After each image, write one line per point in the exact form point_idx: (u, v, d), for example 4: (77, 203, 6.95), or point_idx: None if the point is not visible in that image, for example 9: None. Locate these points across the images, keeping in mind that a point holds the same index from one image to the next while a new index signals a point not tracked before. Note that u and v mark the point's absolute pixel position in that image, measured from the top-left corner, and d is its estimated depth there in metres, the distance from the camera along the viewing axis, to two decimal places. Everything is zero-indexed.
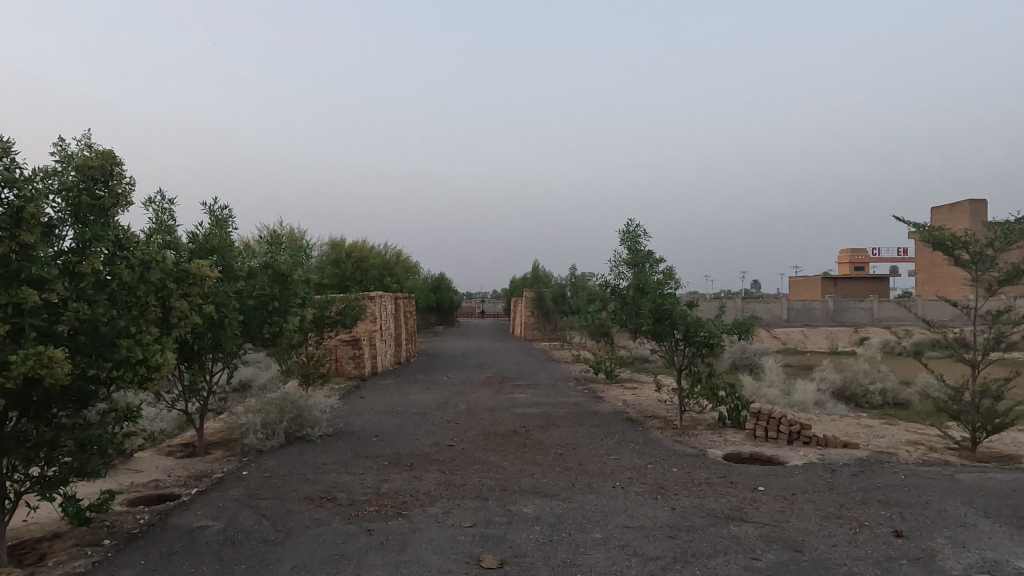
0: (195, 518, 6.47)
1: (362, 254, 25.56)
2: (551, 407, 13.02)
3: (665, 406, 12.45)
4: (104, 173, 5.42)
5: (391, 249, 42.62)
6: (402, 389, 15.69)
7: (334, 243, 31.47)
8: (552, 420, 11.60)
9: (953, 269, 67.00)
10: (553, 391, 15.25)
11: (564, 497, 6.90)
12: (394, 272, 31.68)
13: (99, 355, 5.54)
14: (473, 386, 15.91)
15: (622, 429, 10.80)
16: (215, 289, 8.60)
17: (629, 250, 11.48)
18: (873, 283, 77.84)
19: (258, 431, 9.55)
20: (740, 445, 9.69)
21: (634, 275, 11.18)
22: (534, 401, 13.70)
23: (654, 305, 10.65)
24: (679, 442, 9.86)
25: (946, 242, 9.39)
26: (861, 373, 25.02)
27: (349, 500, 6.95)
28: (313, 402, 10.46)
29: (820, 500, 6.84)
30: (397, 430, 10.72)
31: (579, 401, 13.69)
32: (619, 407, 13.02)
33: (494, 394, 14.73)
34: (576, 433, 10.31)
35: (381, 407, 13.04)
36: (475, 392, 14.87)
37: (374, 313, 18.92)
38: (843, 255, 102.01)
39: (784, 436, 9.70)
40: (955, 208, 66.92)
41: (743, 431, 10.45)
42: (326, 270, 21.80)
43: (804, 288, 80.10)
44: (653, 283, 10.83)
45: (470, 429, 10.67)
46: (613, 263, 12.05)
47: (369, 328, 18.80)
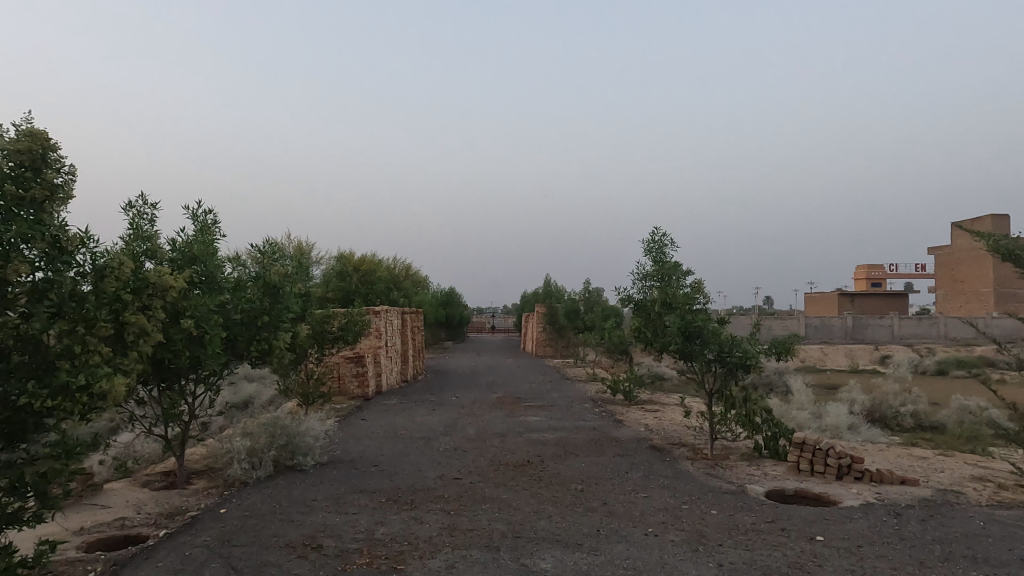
0: (154, 571, 5.50)
1: (368, 268, 24.72)
2: (568, 432, 11.99)
3: (692, 433, 11.38)
4: (36, 159, 4.51)
5: (400, 264, 41.96)
6: (407, 411, 14.69)
7: (341, 256, 30.76)
8: (569, 447, 10.56)
9: (975, 287, 65.26)
10: (569, 413, 14.20)
11: (588, 548, 5.87)
12: (403, 286, 30.90)
13: (33, 380, 4.60)
14: (483, 407, 14.91)
15: (647, 459, 9.75)
16: (195, 303, 7.70)
17: (653, 262, 10.50)
18: (890, 300, 76.42)
19: (243, 461, 8.61)
20: (782, 480, 8.62)
21: (659, 289, 10.19)
22: (549, 425, 12.68)
23: (683, 322, 9.62)
24: (713, 476, 8.80)
25: (1017, 253, 8.30)
26: (891, 394, 23.82)
27: (337, 548, 5.95)
28: (306, 427, 9.48)
29: (893, 554, 5.77)
30: (398, 458, 9.73)
31: (597, 425, 12.63)
32: (641, 432, 11.97)
33: (505, 416, 13.71)
34: (596, 464, 9.28)
35: (383, 431, 12.07)
36: (484, 415, 13.86)
37: (379, 328, 18.00)
38: (859, 272, 100.47)
39: (832, 470, 8.61)
40: (976, 224, 65.60)
41: (784, 463, 9.37)
42: (331, 283, 20.94)
43: (821, 303, 78.81)
44: (681, 298, 9.84)
45: (478, 458, 9.66)
46: (636, 275, 11.03)
47: (374, 344, 17.89)
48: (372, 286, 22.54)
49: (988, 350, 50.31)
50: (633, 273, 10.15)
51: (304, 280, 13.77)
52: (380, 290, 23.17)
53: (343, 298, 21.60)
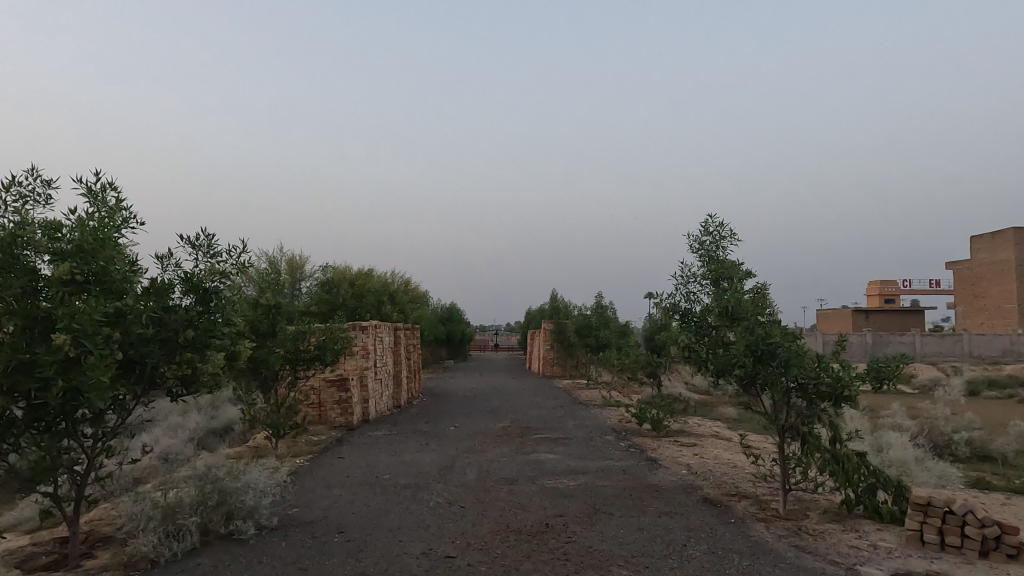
0: None
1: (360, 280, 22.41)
2: (592, 476, 9.56)
3: (752, 481, 8.95)
4: None
5: (398, 278, 39.79)
6: (395, 445, 12.28)
7: (333, 269, 28.52)
8: (598, 500, 8.13)
9: (998, 302, 62.72)
10: (589, 449, 11.77)
11: None
12: (399, 301, 28.60)
13: None
14: (485, 441, 12.48)
15: (704, 521, 7.32)
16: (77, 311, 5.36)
17: (706, 261, 8.17)
18: (907, 317, 73.94)
19: (152, 532, 6.15)
20: (904, 557, 6.18)
21: (715, 295, 7.84)
22: (567, 466, 10.25)
23: (751, 338, 7.22)
24: (805, 550, 6.37)
25: None
26: (943, 419, 21.30)
27: None
28: (249, 480, 7.03)
29: None
30: (373, 520, 7.31)
31: (628, 467, 10.18)
32: (685, 477, 9.53)
33: (513, 454, 11.28)
34: (640, 530, 6.85)
35: (361, 476, 9.65)
36: (487, 452, 11.43)
37: (367, 347, 15.66)
38: (872, 288, 97.99)
39: (973, 544, 6.17)
40: (997, 236, 63.25)
41: (893, 529, 6.93)
42: (315, 295, 18.64)
43: (834, 320, 76.36)
44: (748, 305, 7.48)
45: (479, 519, 7.24)
46: (681, 279, 8.69)
47: (362, 364, 15.55)
48: (364, 299, 20.26)
49: (1018, 368, 47.73)
50: (682, 272, 7.81)
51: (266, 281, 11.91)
52: (373, 304, 20.92)
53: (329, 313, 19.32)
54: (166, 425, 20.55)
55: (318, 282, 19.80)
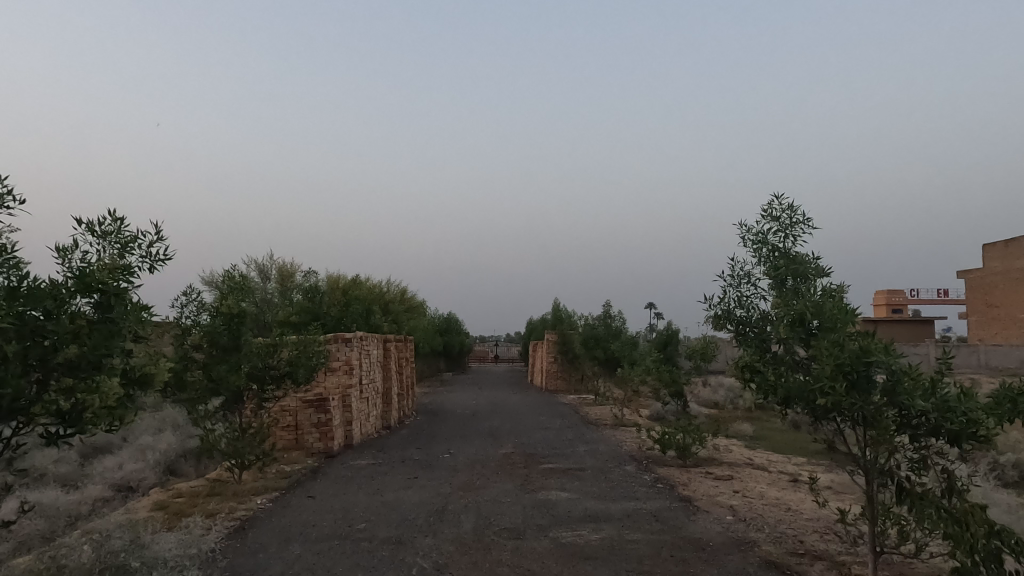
0: None
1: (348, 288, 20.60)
2: (616, 525, 7.69)
3: (822, 537, 7.08)
4: None
5: (393, 287, 38.03)
6: (377, 479, 10.40)
7: (323, 277, 26.76)
8: (629, 566, 6.26)
9: (1012, 312, 60.92)
10: (607, 485, 9.89)
11: None
12: (393, 310, 26.80)
13: None
14: (484, 474, 10.60)
15: None
16: None
17: (768, 256, 6.37)
18: (917, 327, 72.18)
19: None
20: None
21: (783, 299, 6.03)
22: (584, 510, 8.38)
23: (841, 355, 5.38)
24: None
25: None
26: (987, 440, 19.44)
27: None
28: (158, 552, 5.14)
29: None
30: None
31: (658, 511, 8.31)
32: (733, 528, 7.66)
33: (517, 492, 9.41)
34: None
35: (329, 525, 7.77)
36: (486, 489, 9.55)
37: (351, 362, 13.84)
38: (878, 297, 96.25)
39: None
40: (1011, 245, 61.55)
41: None
42: (296, 304, 16.84)
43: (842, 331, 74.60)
44: (831, 312, 5.65)
45: None
46: (732, 281, 6.89)
47: (344, 382, 13.72)
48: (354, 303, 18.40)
49: None
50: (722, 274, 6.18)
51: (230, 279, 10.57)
52: (364, 311, 19.04)
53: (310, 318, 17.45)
54: (134, 448, 18.75)
55: (303, 286, 18.00)
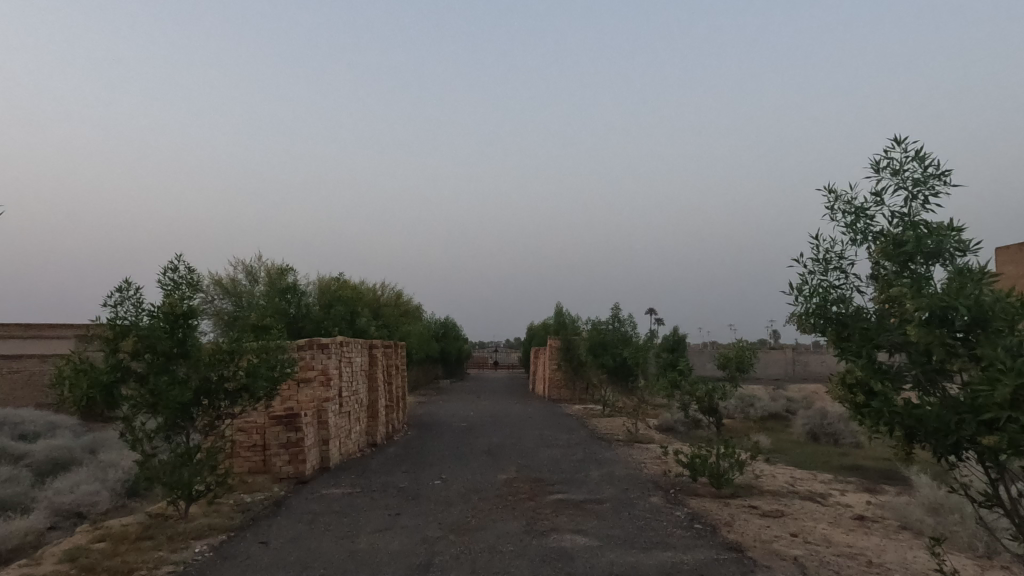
0: None
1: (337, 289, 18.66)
2: None
3: None
4: None
5: (389, 292, 36.27)
6: (349, 517, 8.51)
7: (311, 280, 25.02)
8: None
9: None
10: (634, 525, 8.02)
11: None
12: (385, 315, 25.00)
13: None
14: (482, 510, 8.71)
15: None
16: None
17: (885, 231, 4.52)
18: None
19: None
20: None
21: (914, 290, 4.17)
22: (611, 565, 6.51)
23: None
24: None
25: None
26: None
27: None
28: None
29: None
30: None
31: (706, 567, 6.44)
32: None
33: (524, 535, 7.54)
34: None
35: None
36: (486, 531, 7.69)
37: (329, 372, 12.05)
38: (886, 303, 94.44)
39: None
40: None
41: None
42: (270, 306, 14.98)
43: None
44: (998, 307, 3.78)
45: None
46: (822, 268, 5.07)
47: (321, 395, 11.93)
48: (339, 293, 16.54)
49: None
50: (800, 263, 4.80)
51: (175, 272, 8.75)
52: (350, 306, 17.19)
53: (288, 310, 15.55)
54: (95, 467, 16.90)
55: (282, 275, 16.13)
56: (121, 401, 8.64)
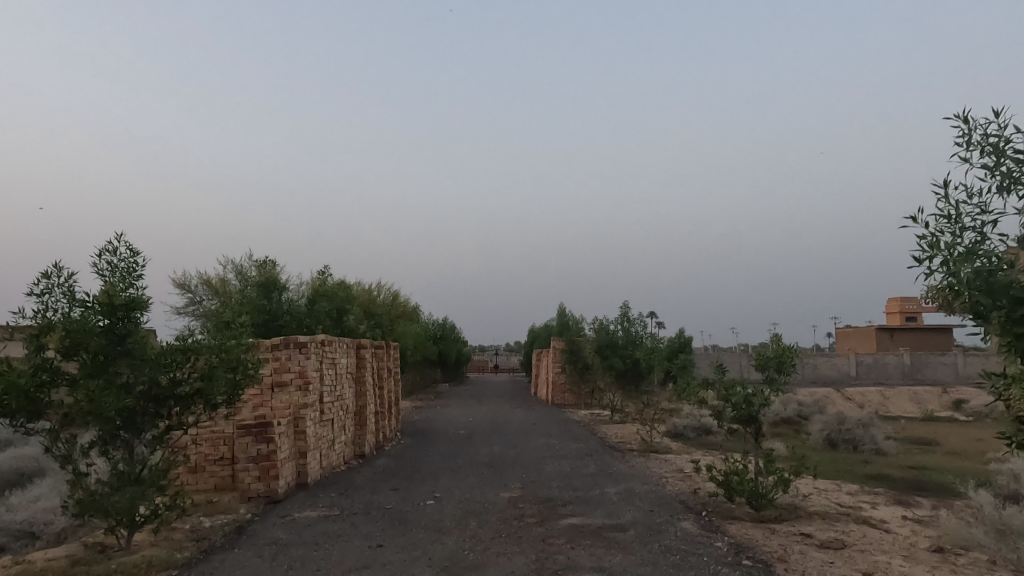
0: None
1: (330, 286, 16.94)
2: None
3: None
4: None
5: (385, 292, 34.81)
6: (322, 550, 7.03)
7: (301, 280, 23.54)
8: None
9: None
10: (668, 561, 6.54)
11: None
12: (380, 315, 23.55)
13: None
14: (482, 541, 7.23)
15: None
16: None
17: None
18: (937, 335, 69.34)
19: None
20: None
21: None
22: None
23: None
24: None
25: None
26: None
27: None
28: None
29: None
30: None
31: None
32: None
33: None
34: None
35: None
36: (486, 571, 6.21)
37: (307, 374, 10.57)
38: (892, 306, 93.14)
39: None
40: None
41: None
42: (248, 301, 13.37)
43: (857, 340, 71.74)
44: None
45: None
46: (960, 225, 3.73)
47: (298, 401, 10.47)
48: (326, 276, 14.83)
49: None
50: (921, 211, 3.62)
51: (113, 254, 7.29)
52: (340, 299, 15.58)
53: (269, 296, 13.98)
54: (58, 480, 15.39)
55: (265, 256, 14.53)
56: (48, 409, 7.19)
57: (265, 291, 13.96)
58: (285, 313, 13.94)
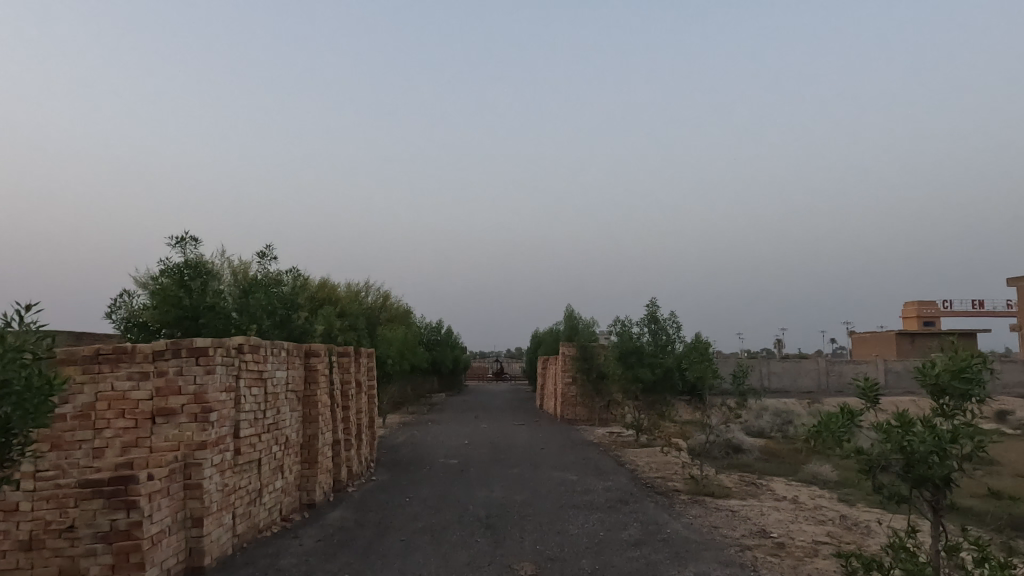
0: None
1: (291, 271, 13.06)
2: None
3: None
4: None
5: (372, 293, 31.07)
6: None
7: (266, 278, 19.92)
8: None
9: None
10: None
11: None
12: (360, 316, 19.82)
13: None
14: None
15: None
16: None
17: None
18: (962, 339, 65.61)
19: None
20: None
21: None
22: None
23: None
24: None
25: None
26: None
27: None
28: None
29: None
30: None
31: None
32: None
33: None
34: None
35: None
36: None
37: (208, 399, 6.88)
38: (908, 310, 89.25)
39: None
40: None
41: None
42: (160, 302, 9.95)
43: (876, 344, 68.04)
44: None
45: None
46: None
47: (192, 438, 6.79)
48: (267, 255, 11.01)
49: None
50: None
51: None
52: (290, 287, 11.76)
53: (184, 289, 10.15)
54: None
55: (180, 230, 10.73)
56: None
57: (178, 281, 10.12)
58: (210, 307, 10.14)
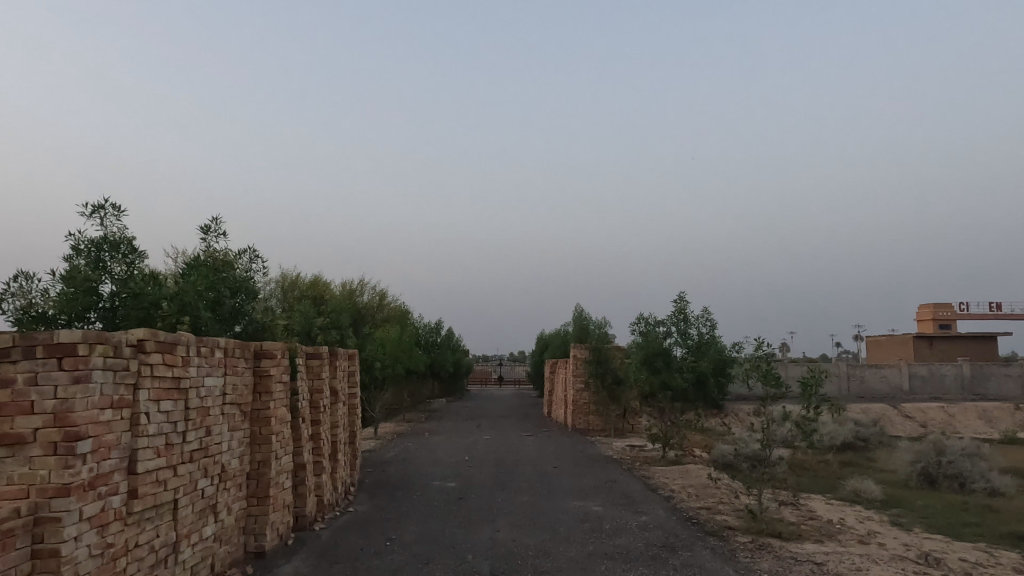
0: None
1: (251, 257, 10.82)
2: None
3: None
4: None
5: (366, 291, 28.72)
6: None
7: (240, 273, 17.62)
8: None
9: None
10: None
11: None
12: (346, 314, 17.50)
13: None
14: None
15: None
16: None
17: None
18: (983, 342, 63.21)
19: None
20: None
21: None
22: None
23: None
24: None
25: None
26: None
27: None
28: None
29: None
30: None
31: None
32: None
33: None
34: None
35: None
36: None
37: (74, 421, 4.59)
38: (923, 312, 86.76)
39: None
40: None
41: None
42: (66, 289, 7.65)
43: (893, 347, 65.68)
44: None
45: None
46: None
47: (48, 482, 4.49)
48: (213, 231, 8.78)
49: None
50: None
51: None
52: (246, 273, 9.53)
53: (101, 274, 7.93)
54: None
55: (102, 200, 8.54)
56: None
57: (92, 263, 7.90)
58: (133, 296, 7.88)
